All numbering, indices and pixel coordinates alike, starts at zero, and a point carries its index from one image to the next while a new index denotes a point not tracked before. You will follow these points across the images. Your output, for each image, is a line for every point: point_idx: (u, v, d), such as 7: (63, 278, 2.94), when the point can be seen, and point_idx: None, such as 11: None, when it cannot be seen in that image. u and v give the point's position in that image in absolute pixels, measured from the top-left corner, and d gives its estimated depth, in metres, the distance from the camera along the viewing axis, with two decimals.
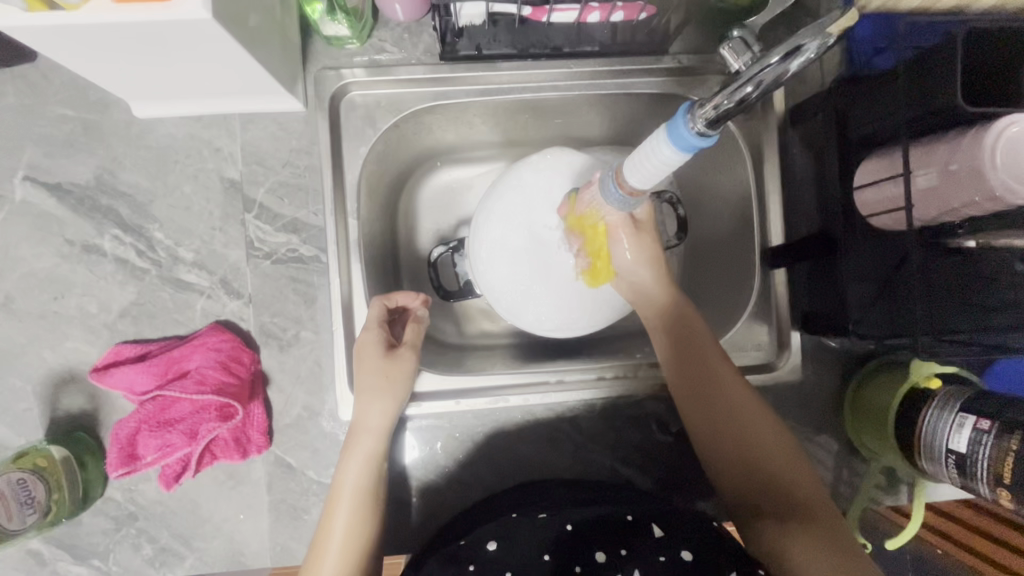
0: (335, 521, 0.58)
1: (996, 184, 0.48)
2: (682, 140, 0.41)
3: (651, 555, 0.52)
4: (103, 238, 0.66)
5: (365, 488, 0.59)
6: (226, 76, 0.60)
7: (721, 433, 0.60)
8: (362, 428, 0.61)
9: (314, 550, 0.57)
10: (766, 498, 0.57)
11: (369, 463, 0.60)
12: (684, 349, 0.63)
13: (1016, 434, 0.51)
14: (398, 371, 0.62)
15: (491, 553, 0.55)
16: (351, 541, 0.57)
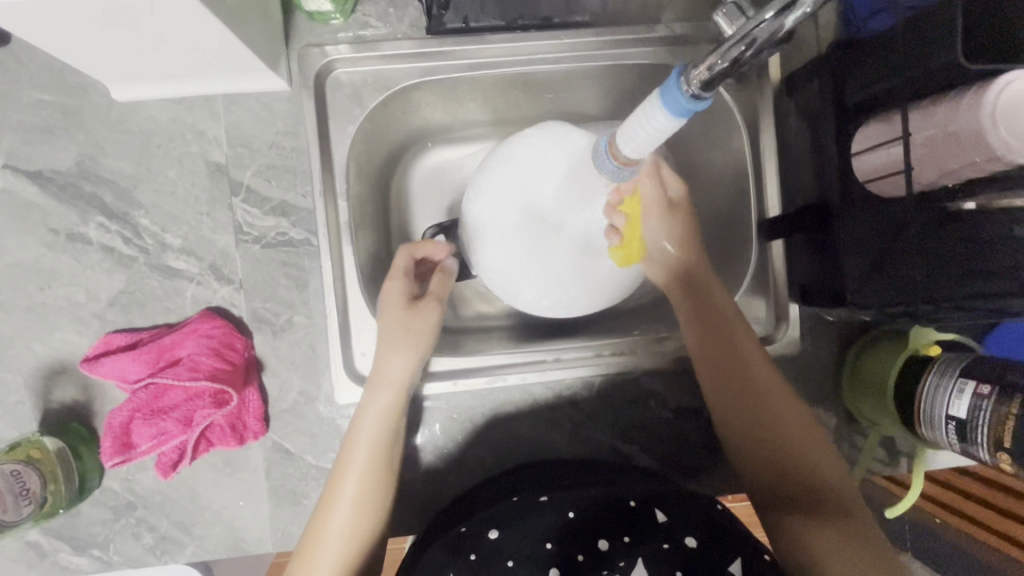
0: (346, 480, 0.58)
1: (996, 144, 0.47)
2: (676, 105, 0.41)
3: (654, 544, 0.52)
4: (88, 226, 0.65)
5: (381, 444, 0.59)
6: (206, 54, 0.58)
7: (740, 402, 0.62)
8: (384, 379, 0.60)
9: (323, 507, 0.58)
10: (780, 472, 0.59)
11: (386, 419, 0.59)
12: (712, 327, 0.64)
13: (1015, 398, 0.50)
14: (420, 321, 0.61)
15: (493, 541, 0.54)
16: (362, 506, 0.58)
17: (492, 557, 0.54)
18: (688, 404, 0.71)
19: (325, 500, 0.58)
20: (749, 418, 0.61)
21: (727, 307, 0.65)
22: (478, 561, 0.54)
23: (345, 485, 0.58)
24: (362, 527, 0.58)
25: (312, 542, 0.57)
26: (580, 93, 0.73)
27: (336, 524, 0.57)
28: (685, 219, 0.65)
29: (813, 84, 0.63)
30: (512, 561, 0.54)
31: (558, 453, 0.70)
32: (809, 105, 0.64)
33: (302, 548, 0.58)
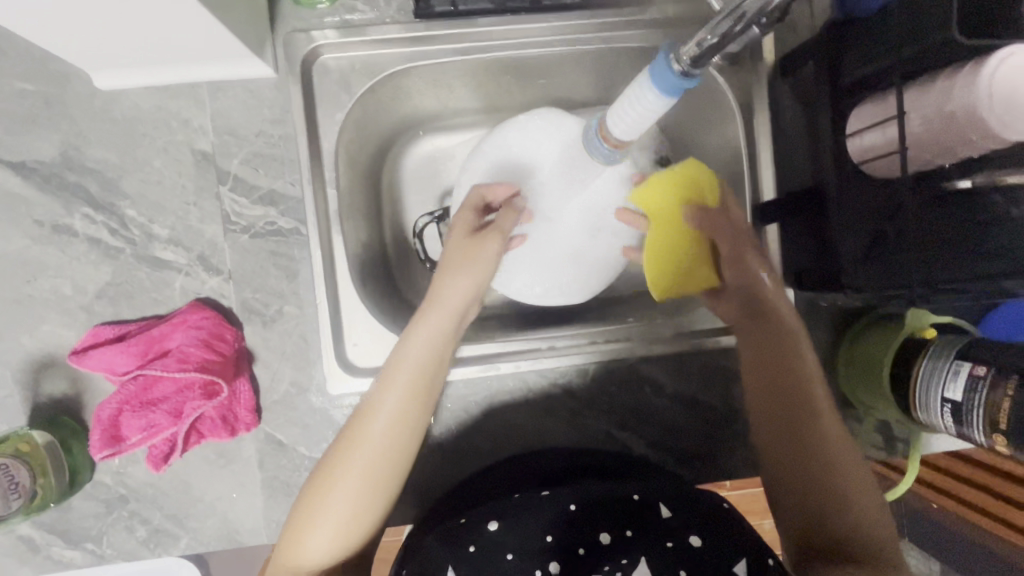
0: (380, 410, 0.53)
1: (992, 121, 0.47)
2: (666, 82, 0.41)
3: (658, 541, 0.53)
4: (73, 217, 0.64)
5: (423, 375, 0.55)
6: (189, 40, 0.57)
7: (794, 429, 0.59)
8: (440, 306, 0.57)
9: (348, 437, 0.53)
10: (820, 506, 0.55)
11: (435, 343, 0.56)
12: (775, 369, 0.63)
13: (1012, 378, 0.50)
14: (479, 254, 0.59)
15: (492, 534, 0.54)
16: (393, 439, 0.53)
17: (491, 550, 0.53)
18: (683, 391, 0.70)
19: (353, 426, 0.53)
20: (801, 453, 0.58)
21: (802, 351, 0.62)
22: (477, 553, 0.53)
23: (376, 415, 0.53)
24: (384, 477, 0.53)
25: (331, 471, 0.52)
26: (572, 77, 0.72)
27: (359, 459, 0.52)
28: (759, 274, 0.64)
29: (807, 66, 0.62)
30: (512, 554, 0.53)
31: (553, 442, 0.70)
32: (804, 88, 0.63)
33: (317, 476, 0.53)
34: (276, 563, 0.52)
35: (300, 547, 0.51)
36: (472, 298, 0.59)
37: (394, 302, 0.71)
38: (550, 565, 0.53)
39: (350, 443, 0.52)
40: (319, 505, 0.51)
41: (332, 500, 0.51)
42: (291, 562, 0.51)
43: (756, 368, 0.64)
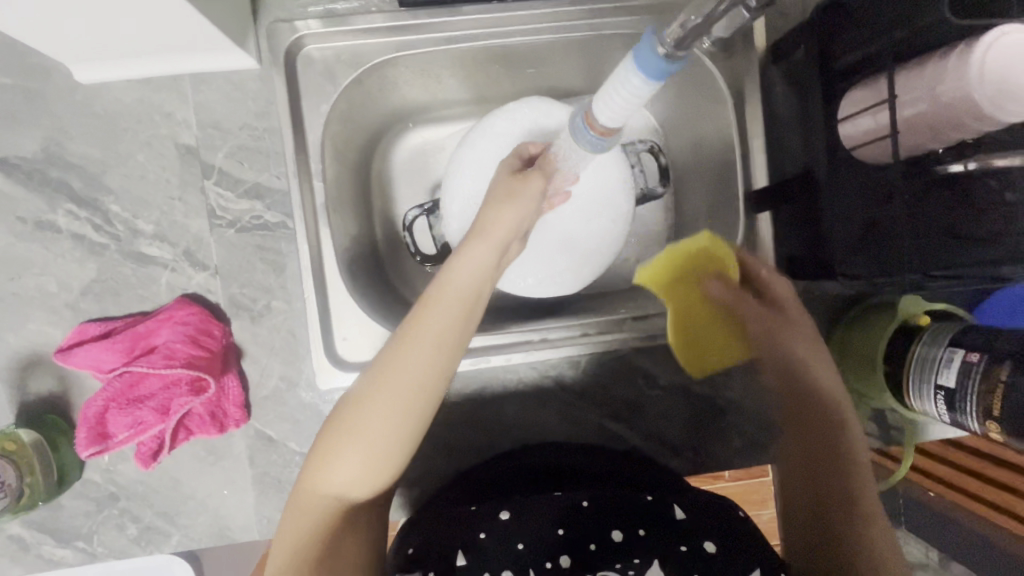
0: (415, 344, 0.46)
1: (984, 103, 0.46)
2: (648, 65, 0.39)
3: (672, 546, 0.52)
4: (57, 213, 0.63)
5: (467, 310, 0.47)
6: (169, 31, 0.56)
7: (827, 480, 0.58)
8: (488, 233, 0.49)
9: (378, 372, 0.46)
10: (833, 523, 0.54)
11: (477, 276, 0.48)
12: (814, 422, 0.62)
13: (1004, 363, 0.50)
14: (527, 185, 0.51)
15: (504, 523, 0.55)
16: (421, 380, 0.45)
17: (502, 538, 0.53)
18: (677, 381, 0.70)
19: (384, 360, 0.46)
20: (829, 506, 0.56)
21: (852, 427, 0.60)
22: (488, 540, 0.53)
23: (410, 350, 0.45)
24: (415, 423, 0.46)
25: (358, 411, 0.45)
26: (561, 66, 0.71)
27: (389, 399, 0.45)
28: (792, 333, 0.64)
29: (799, 51, 0.61)
30: (523, 544, 0.53)
31: (547, 434, 0.70)
32: (795, 73, 0.62)
33: (341, 410, 0.46)
34: (296, 492, 0.48)
35: (323, 482, 0.46)
36: (520, 230, 0.51)
37: (384, 296, 0.70)
38: (561, 557, 0.52)
39: (380, 378, 0.45)
40: (345, 444, 0.45)
41: (359, 441, 0.45)
42: (311, 497, 0.47)
43: (798, 438, 0.63)
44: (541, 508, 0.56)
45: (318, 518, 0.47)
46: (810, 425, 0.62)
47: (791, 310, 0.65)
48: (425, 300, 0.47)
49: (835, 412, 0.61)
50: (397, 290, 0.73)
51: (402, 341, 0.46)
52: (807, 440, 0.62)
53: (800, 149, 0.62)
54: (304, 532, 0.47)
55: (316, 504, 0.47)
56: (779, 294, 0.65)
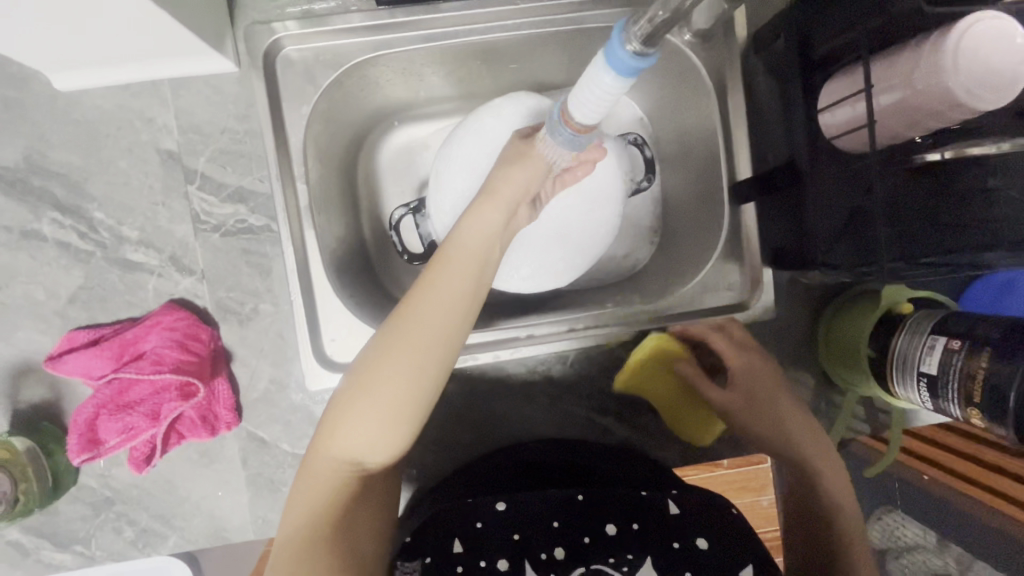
0: (429, 303, 0.47)
1: (958, 90, 0.45)
2: (621, 63, 0.39)
3: (664, 540, 0.53)
4: (42, 222, 0.63)
5: (480, 269, 0.48)
6: (144, 37, 0.56)
7: (808, 511, 0.60)
8: (497, 195, 0.51)
9: (395, 330, 0.47)
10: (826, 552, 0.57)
11: (487, 231, 0.49)
12: (802, 468, 0.62)
13: (984, 351, 0.50)
14: (533, 150, 0.52)
15: (501, 513, 0.54)
16: (435, 331, 0.46)
17: (497, 528, 0.53)
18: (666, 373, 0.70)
19: (400, 318, 0.47)
20: (821, 521, 0.59)
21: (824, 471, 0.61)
22: (486, 529, 0.53)
23: (424, 309, 0.46)
24: (430, 382, 0.47)
25: (375, 368, 0.46)
26: (543, 61, 0.71)
27: (406, 356, 0.46)
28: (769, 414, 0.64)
29: (778, 40, 0.60)
30: (518, 535, 0.53)
31: (537, 429, 0.70)
32: (777, 63, 0.61)
33: (358, 369, 0.47)
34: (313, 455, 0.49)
35: (342, 442, 0.47)
36: (528, 193, 0.52)
37: (372, 296, 0.70)
38: (557, 549, 0.53)
39: (395, 337, 0.46)
40: (361, 403, 0.46)
41: (377, 399, 0.46)
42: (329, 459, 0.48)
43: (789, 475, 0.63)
44: (535, 499, 0.55)
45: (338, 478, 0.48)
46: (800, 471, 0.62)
47: (752, 377, 0.66)
48: (437, 260, 0.48)
49: (807, 460, 0.62)
50: (385, 290, 0.73)
51: (416, 299, 0.47)
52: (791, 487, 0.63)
53: (783, 139, 0.62)
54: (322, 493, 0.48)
55: (333, 465, 0.48)
56: (735, 363, 0.66)
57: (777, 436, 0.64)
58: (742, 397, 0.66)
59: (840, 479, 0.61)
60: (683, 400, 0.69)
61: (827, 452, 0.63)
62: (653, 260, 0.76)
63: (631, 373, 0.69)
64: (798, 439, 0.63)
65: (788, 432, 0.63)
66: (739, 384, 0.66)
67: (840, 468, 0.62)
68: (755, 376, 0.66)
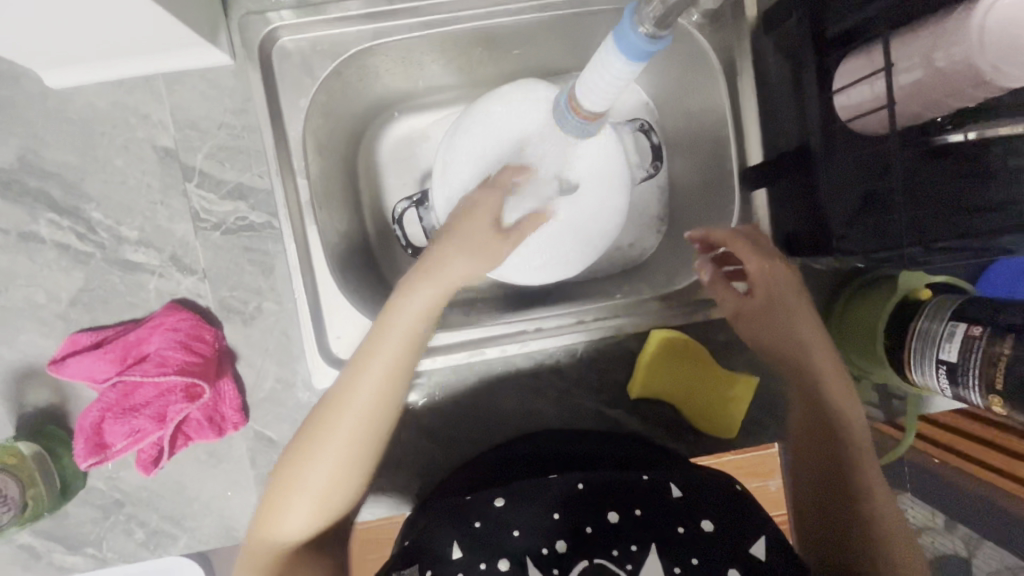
0: (360, 387, 0.50)
1: (984, 67, 0.44)
2: (633, 48, 0.38)
3: (669, 526, 0.52)
4: (39, 223, 0.62)
5: (411, 348, 0.52)
6: (136, 31, 0.54)
7: (823, 432, 0.59)
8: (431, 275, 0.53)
9: (327, 417, 0.49)
10: (843, 491, 0.56)
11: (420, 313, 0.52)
12: (815, 407, 0.60)
13: (1008, 338, 0.49)
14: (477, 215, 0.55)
15: (499, 510, 0.54)
16: (368, 410, 0.49)
17: (497, 525, 0.53)
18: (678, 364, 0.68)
19: (330, 406, 0.49)
20: (833, 474, 0.58)
21: (840, 410, 0.59)
22: (483, 529, 0.52)
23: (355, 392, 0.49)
24: (362, 462, 0.50)
25: (307, 453, 0.49)
26: (547, 47, 0.69)
27: (338, 440, 0.48)
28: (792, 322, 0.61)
29: (790, 18, 0.58)
30: (518, 531, 0.52)
31: (547, 422, 0.69)
32: (788, 43, 0.59)
33: (289, 456, 0.49)
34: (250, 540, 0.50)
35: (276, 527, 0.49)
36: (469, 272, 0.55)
37: (377, 292, 0.69)
38: (558, 542, 0.52)
39: (326, 422, 0.49)
40: (296, 487, 0.48)
41: (310, 483, 0.48)
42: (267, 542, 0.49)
43: (801, 421, 0.61)
44: (535, 490, 0.55)
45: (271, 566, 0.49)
46: (810, 410, 0.61)
47: (772, 284, 0.61)
48: (370, 343, 0.51)
49: (821, 380, 0.60)
50: (389, 285, 0.72)
51: (347, 385, 0.50)
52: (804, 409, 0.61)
53: (795, 122, 0.60)
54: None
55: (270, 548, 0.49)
56: (755, 269, 0.61)
57: (795, 352, 0.61)
58: (758, 305, 0.63)
59: (856, 407, 0.60)
60: (697, 395, 0.67)
61: (837, 369, 0.61)
62: (661, 249, 0.75)
63: (641, 381, 0.67)
64: (818, 357, 0.60)
65: (808, 349, 0.61)
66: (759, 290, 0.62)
67: (847, 384, 0.61)
68: (775, 285, 0.61)
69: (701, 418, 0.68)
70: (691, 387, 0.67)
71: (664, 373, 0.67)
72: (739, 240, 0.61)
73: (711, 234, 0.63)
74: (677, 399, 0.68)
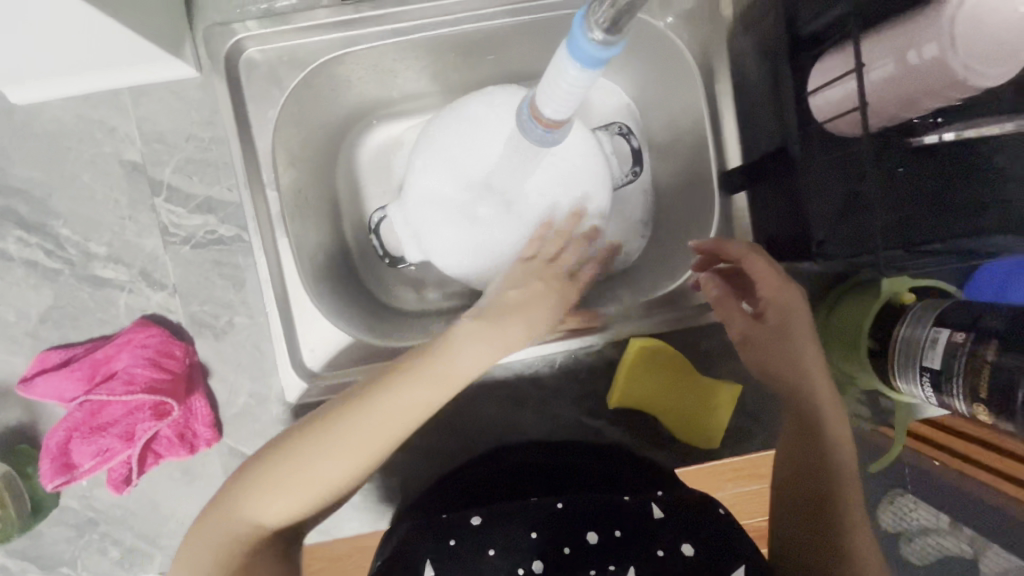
0: (367, 424, 0.48)
1: (956, 68, 0.43)
2: (585, 54, 0.36)
3: (649, 550, 0.51)
4: (6, 240, 0.61)
5: (450, 387, 0.50)
6: (96, 46, 0.54)
7: (814, 478, 0.56)
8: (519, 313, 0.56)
9: (338, 425, 0.48)
10: (821, 514, 0.54)
11: (485, 348, 0.52)
12: (801, 425, 0.58)
13: (990, 343, 0.47)
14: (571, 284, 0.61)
15: (476, 528, 0.53)
16: (401, 425, 0.49)
17: (475, 542, 0.52)
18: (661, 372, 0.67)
19: (346, 413, 0.48)
20: (813, 495, 0.55)
21: (827, 431, 0.56)
22: (459, 548, 0.52)
23: (400, 401, 0.49)
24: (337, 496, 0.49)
25: (312, 447, 0.47)
26: (520, 51, 0.67)
27: (343, 454, 0.47)
28: (797, 346, 0.58)
29: (765, 18, 0.57)
30: (494, 551, 0.52)
31: (529, 435, 0.67)
32: (764, 42, 0.57)
33: (291, 439, 0.48)
34: (219, 509, 0.48)
35: (254, 506, 0.47)
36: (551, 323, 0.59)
37: (354, 303, 0.67)
38: (534, 563, 0.51)
39: (335, 427, 0.48)
40: (289, 474, 0.47)
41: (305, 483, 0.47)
42: (230, 523, 0.47)
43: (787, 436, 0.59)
44: (514, 509, 0.55)
45: (228, 544, 0.46)
46: (798, 426, 0.58)
47: (785, 307, 0.58)
48: (401, 373, 0.50)
49: (822, 422, 0.57)
50: (366, 296, 0.70)
51: (372, 401, 0.49)
52: (792, 445, 0.58)
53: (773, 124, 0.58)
54: (212, 556, 0.46)
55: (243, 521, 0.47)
56: (769, 291, 0.58)
57: (789, 381, 0.58)
58: (769, 329, 0.59)
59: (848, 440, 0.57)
60: (684, 401, 0.65)
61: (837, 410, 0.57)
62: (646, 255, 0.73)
63: (620, 394, 0.66)
64: (824, 411, 0.57)
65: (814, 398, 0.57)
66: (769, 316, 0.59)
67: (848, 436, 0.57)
68: (789, 310, 0.58)
69: (685, 432, 0.66)
70: (676, 394, 0.65)
71: (644, 388, 0.65)
72: (757, 257, 0.57)
73: (725, 248, 0.59)
74: (664, 407, 0.66)
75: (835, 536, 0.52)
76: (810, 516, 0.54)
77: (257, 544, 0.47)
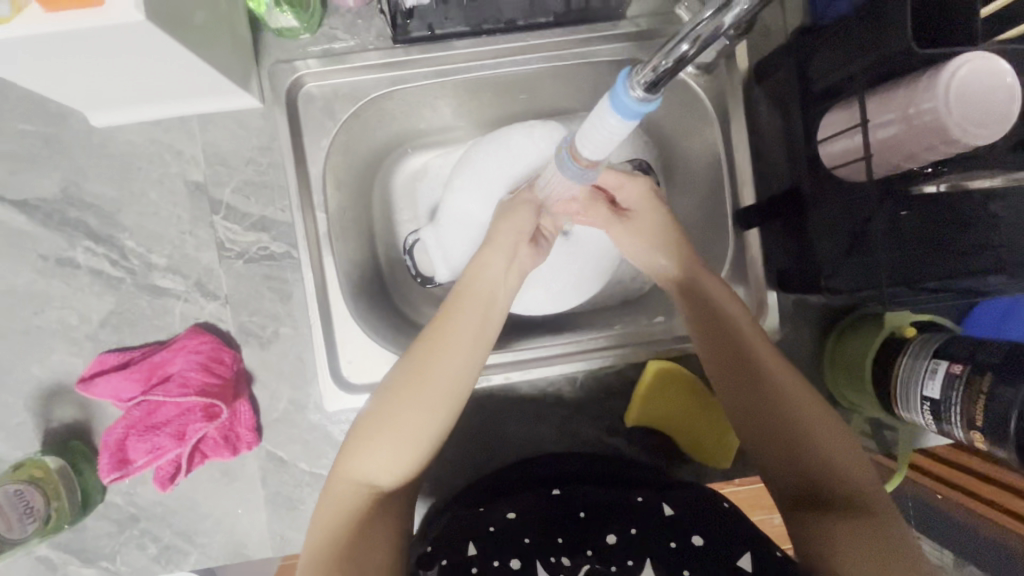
0: (424, 374, 0.53)
1: (953, 128, 0.48)
2: (626, 108, 0.42)
3: (663, 543, 0.54)
4: (76, 250, 0.67)
5: (484, 315, 0.56)
6: (176, 80, 0.60)
7: (770, 415, 0.55)
8: (496, 243, 0.58)
9: (401, 386, 0.53)
10: (808, 455, 0.54)
11: (499, 277, 0.58)
12: (728, 350, 0.58)
13: (986, 374, 0.51)
14: (515, 206, 0.59)
15: (508, 521, 0.56)
16: (453, 368, 0.54)
17: (506, 535, 0.55)
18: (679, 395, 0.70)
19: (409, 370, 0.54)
20: (792, 442, 0.54)
21: (760, 359, 0.57)
22: (495, 534, 0.55)
23: (442, 348, 0.54)
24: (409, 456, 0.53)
25: (386, 409, 0.53)
26: (553, 92, 0.73)
27: (414, 411, 0.52)
28: (663, 229, 0.62)
29: (779, 72, 0.63)
30: (528, 539, 0.55)
31: (548, 449, 0.71)
32: (778, 94, 0.63)
33: (369, 411, 0.53)
34: (326, 488, 0.53)
35: (352, 471, 0.52)
36: (526, 231, 0.59)
37: (387, 319, 0.72)
38: (562, 563, 0.54)
39: (402, 387, 0.53)
40: (375, 437, 0.52)
41: (384, 438, 0.52)
42: (338, 494, 0.52)
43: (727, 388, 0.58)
44: (536, 506, 0.58)
45: (341, 514, 0.51)
46: (721, 348, 0.58)
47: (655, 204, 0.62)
48: (437, 324, 0.55)
49: (749, 351, 0.57)
50: (399, 313, 0.74)
51: (422, 360, 0.54)
52: (734, 392, 0.57)
53: (784, 167, 0.63)
54: (327, 531, 0.50)
55: (350, 488, 0.52)
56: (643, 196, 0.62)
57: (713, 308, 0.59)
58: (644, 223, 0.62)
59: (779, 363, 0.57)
60: (696, 419, 0.69)
61: (756, 331, 0.58)
62: None
63: (637, 412, 0.69)
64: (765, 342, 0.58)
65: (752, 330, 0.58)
66: (636, 218, 0.62)
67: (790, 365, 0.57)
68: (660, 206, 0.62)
69: (696, 450, 0.70)
70: (689, 411, 0.69)
71: (658, 403, 0.69)
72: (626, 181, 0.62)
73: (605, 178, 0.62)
74: (677, 424, 0.69)
75: (825, 468, 0.53)
76: (788, 461, 0.54)
77: (364, 510, 0.51)
